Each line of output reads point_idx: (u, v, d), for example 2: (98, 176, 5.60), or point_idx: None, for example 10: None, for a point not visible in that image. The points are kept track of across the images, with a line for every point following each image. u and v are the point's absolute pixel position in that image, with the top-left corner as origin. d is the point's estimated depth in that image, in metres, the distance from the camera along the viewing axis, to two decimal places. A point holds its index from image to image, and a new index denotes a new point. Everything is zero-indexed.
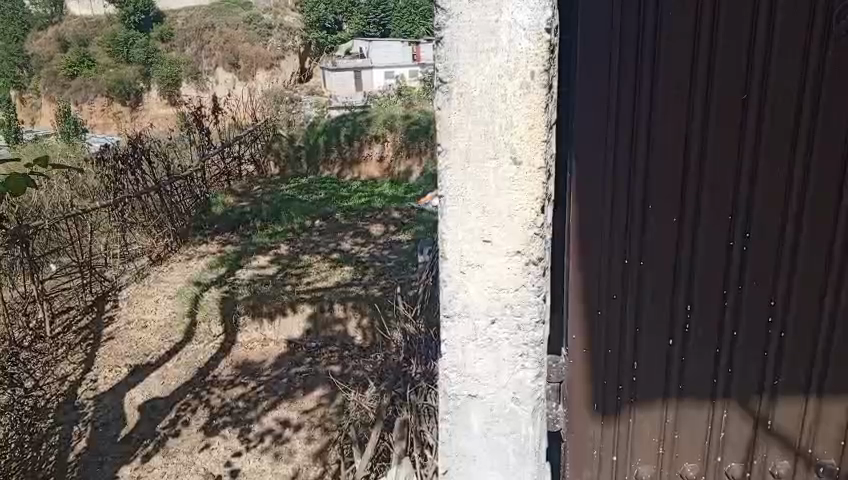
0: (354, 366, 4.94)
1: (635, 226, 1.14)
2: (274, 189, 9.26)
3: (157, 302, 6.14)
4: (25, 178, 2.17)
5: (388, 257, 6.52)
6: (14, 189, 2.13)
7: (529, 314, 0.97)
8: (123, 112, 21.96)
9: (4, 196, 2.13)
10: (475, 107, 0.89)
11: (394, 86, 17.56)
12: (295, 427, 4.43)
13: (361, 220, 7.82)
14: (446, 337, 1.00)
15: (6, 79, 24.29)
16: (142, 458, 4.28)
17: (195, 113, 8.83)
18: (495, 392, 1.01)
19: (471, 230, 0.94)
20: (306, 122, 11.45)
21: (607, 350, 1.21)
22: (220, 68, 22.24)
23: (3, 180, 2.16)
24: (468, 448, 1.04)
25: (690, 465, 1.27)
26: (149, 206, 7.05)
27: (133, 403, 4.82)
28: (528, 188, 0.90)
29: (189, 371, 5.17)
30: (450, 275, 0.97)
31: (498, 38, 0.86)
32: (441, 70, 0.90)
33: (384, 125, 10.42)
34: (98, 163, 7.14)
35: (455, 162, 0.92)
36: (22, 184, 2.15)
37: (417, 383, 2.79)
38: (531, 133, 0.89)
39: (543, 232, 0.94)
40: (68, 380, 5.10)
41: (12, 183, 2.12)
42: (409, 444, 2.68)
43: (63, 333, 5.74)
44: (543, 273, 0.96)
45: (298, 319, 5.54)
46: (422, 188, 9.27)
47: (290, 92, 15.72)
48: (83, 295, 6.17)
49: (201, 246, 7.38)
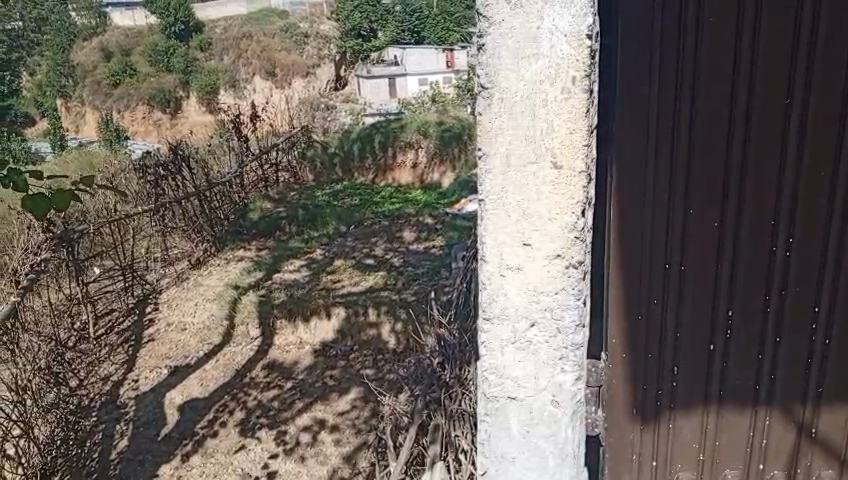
0: (388, 370, 4.96)
1: (675, 228, 1.13)
2: (309, 195, 9.36)
3: (196, 305, 6.26)
4: (71, 193, 2.27)
5: (422, 262, 6.55)
6: (60, 203, 2.22)
7: (568, 317, 0.98)
8: (163, 119, 22.51)
9: (52, 210, 2.23)
10: (517, 112, 0.90)
11: (428, 92, 17.72)
12: (330, 429, 4.48)
13: (395, 225, 7.85)
14: (484, 339, 1.02)
15: (52, 88, 25.11)
16: (181, 457, 4.37)
17: (234, 120, 9.03)
18: (534, 395, 1.02)
19: (510, 234, 0.95)
20: (340, 129, 11.62)
21: (647, 354, 1.20)
22: (258, 77, 22.68)
23: (53, 194, 2.27)
24: (506, 449, 1.05)
25: (731, 471, 1.26)
26: (189, 210, 7.23)
27: (172, 403, 4.93)
28: (569, 193, 0.91)
29: (226, 372, 5.26)
30: (489, 278, 0.98)
31: (540, 44, 0.87)
32: (482, 76, 0.91)
33: (419, 131, 10.50)
34: (140, 169, 7.36)
35: (496, 167, 0.93)
36: (68, 198, 2.24)
37: (450, 388, 2.80)
38: (571, 137, 0.90)
39: (584, 236, 0.94)
40: (111, 381, 5.25)
41: (58, 198, 2.22)
42: (444, 448, 2.69)
43: (106, 334, 5.91)
44: (582, 277, 0.97)
45: (333, 324, 5.60)
46: (455, 194, 9.26)
47: (325, 99, 15.96)
48: (125, 297, 6.34)
49: (238, 250, 7.53)
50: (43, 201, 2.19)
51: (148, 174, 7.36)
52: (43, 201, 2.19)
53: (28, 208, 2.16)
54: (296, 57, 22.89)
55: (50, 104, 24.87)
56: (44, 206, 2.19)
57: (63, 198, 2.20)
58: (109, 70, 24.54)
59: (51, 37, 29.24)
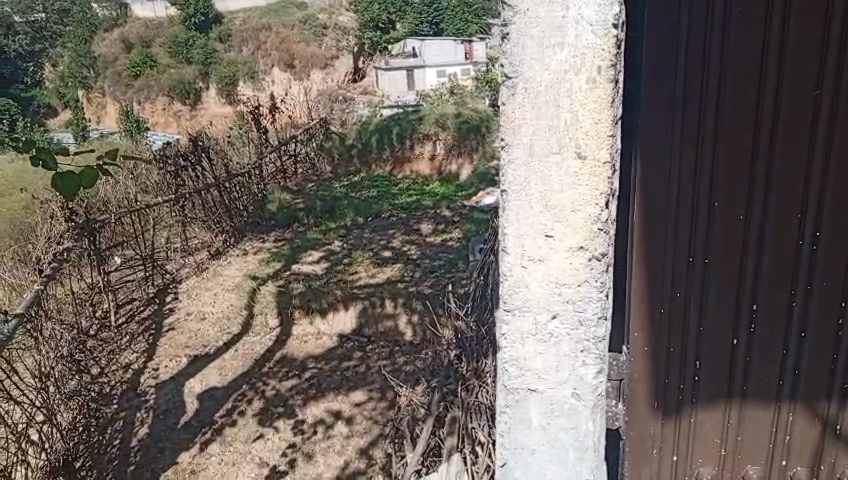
0: (405, 362, 4.98)
1: (700, 221, 1.12)
2: (327, 186, 9.38)
3: (215, 295, 6.31)
4: (99, 171, 2.28)
5: (440, 255, 6.55)
6: (89, 181, 2.25)
7: (590, 310, 0.97)
8: (183, 110, 22.69)
9: (81, 188, 2.25)
10: (541, 102, 0.89)
11: (446, 84, 17.68)
12: (346, 420, 4.50)
13: (413, 218, 7.85)
14: (505, 331, 1.01)
15: (75, 79, 25.41)
16: (201, 445, 4.41)
17: (254, 112, 9.08)
18: (555, 387, 1.02)
19: (533, 225, 0.94)
20: (359, 121, 11.64)
21: (669, 349, 1.19)
22: (277, 69, 22.78)
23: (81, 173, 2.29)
24: (527, 442, 1.05)
25: (752, 468, 1.25)
26: (209, 201, 7.30)
27: (192, 392, 4.99)
28: (593, 184, 0.90)
29: (245, 362, 5.30)
30: (511, 269, 0.97)
31: (566, 33, 0.86)
32: (506, 65, 0.90)
33: (437, 123, 10.49)
34: (161, 160, 7.44)
35: (519, 157, 0.92)
36: (97, 175, 2.26)
37: (468, 381, 2.81)
38: (597, 128, 0.89)
39: (607, 228, 0.94)
40: (131, 369, 5.32)
41: (86, 176, 2.24)
42: (461, 440, 2.69)
43: (127, 322, 5.99)
44: (604, 270, 0.96)
45: (350, 315, 5.62)
46: (473, 187, 9.23)
47: (344, 91, 15.99)
48: (146, 286, 6.41)
49: (257, 241, 7.58)
50: (72, 178, 2.21)
51: (169, 165, 7.44)
52: (72, 178, 2.21)
53: (59, 186, 2.18)
54: (315, 49, 22.94)
55: (73, 95, 25.18)
56: (73, 185, 2.21)
57: (92, 175, 2.22)
58: (131, 61, 24.77)
59: (73, 29, 29.63)
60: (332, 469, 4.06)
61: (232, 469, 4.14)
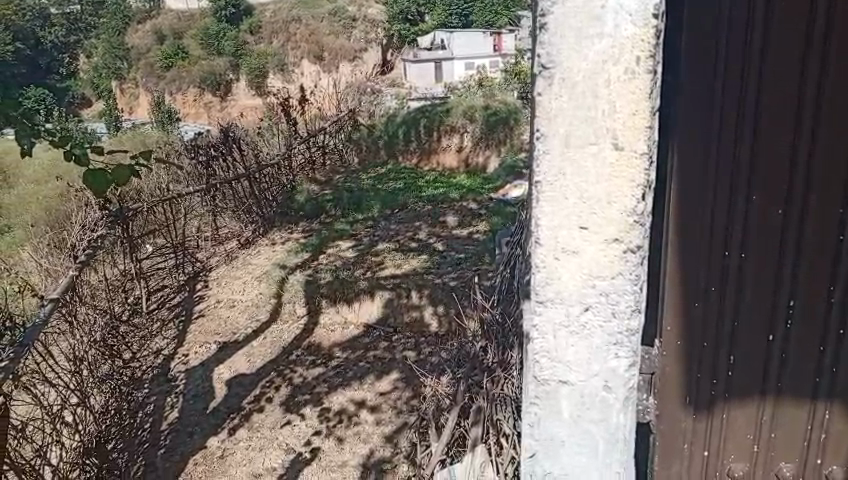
0: (430, 353, 5.00)
1: (736, 218, 1.10)
2: (354, 178, 9.42)
3: (244, 283, 6.39)
4: (130, 169, 2.33)
5: (466, 247, 6.55)
6: (119, 179, 2.29)
7: (624, 302, 0.94)
8: (214, 101, 23.03)
9: (112, 185, 2.30)
10: (578, 92, 0.85)
11: (475, 77, 17.69)
12: (370, 408, 4.55)
13: (439, 209, 7.87)
14: (536, 322, 0.98)
15: (109, 70, 25.90)
16: (229, 430, 4.49)
17: (283, 103, 9.16)
18: (587, 379, 0.99)
19: (567, 217, 0.90)
20: (386, 113, 11.69)
21: (703, 345, 1.18)
22: (306, 61, 22.98)
23: (113, 170, 2.34)
24: (557, 433, 1.03)
25: (786, 465, 1.23)
26: (239, 191, 7.39)
27: (220, 378, 5.07)
28: (630, 176, 0.87)
29: (273, 349, 5.37)
30: (543, 261, 0.94)
31: (604, 23, 0.83)
32: (542, 55, 0.86)
33: (464, 116, 10.51)
34: (193, 150, 7.56)
35: (554, 147, 0.88)
36: (128, 174, 2.30)
37: (493, 371, 2.82)
38: (634, 119, 0.85)
39: (643, 219, 0.90)
40: (162, 354, 5.43)
41: (118, 174, 2.29)
42: (486, 431, 2.70)
43: (158, 308, 6.11)
44: (640, 262, 0.93)
45: (376, 305, 5.65)
46: (500, 179, 9.21)
47: (372, 83, 16.10)
48: (177, 274, 6.53)
49: (285, 230, 7.66)
50: (103, 176, 2.26)
51: (200, 154, 7.55)
52: (103, 176, 2.26)
53: (90, 182, 2.23)
54: (344, 41, 23.07)
55: (107, 86, 25.71)
56: (104, 182, 2.25)
57: (122, 174, 2.26)
58: (163, 52, 25.16)
59: (107, 21, 30.21)
60: (357, 457, 4.11)
61: (259, 455, 4.22)
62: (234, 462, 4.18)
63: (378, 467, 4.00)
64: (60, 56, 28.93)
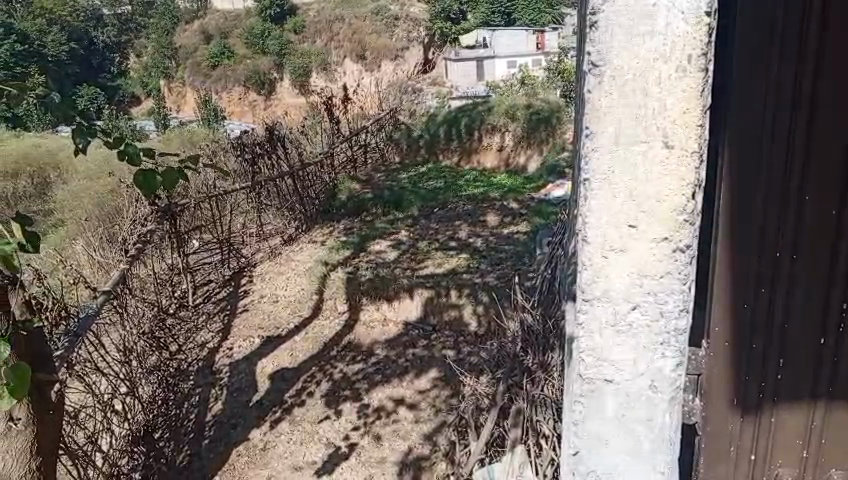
0: (469, 353, 5.02)
1: (789, 218, 1.07)
2: (395, 176, 9.48)
3: (288, 279, 6.50)
4: (179, 172, 2.39)
5: (506, 247, 6.53)
6: (168, 182, 2.35)
7: (672, 302, 0.93)
8: (258, 99, 23.46)
9: (161, 188, 2.36)
10: (628, 90, 0.84)
11: (517, 75, 17.59)
12: (409, 406, 4.58)
13: (480, 208, 7.86)
14: (582, 320, 0.97)
15: (157, 69, 26.60)
16: (271, 423, 4.59)
17: (326, 102, 9.29)
18: (632, 379, 0.98)
19: (615, 215, 0.89)
20: (428, 111, 11.73)
21: (752, 345, 1.14)
22: (349, 60, 23.20)
23: (162, 173, 2.40)
24: (600, 432, 1.02)
25: (836, 471, 1.19)
26: (283, 188, 7.52)
27: (263, 371, 5.17)
28: (679, 174, 0.86)
29: (315, 344, 5.45)
30: (591, 259, 0.93)
31: (656, 21, 0.82)
32: (593, 53, 0.86)
33: (506, 115, 10.46)
34: (239, 147, 7.73)
35: (603, 145, 0.88)
36: (176, 177, 2.36)
37: (533, 372, 2.83)
38: (686, 117, 0.85)
39: (692, 219, 0.89)
40: (207, 348, 5.57)
41: (167, 177, 2.34)
42: (525, 431, 2.69)
43: (204, 302, 6.27)
44: (688, 262, 0.92)
45: (416, 304, 5.68)
46: (541, 179, 9.16)
47: (414, 82, 16.18)
48: (222, 269, 6.70)
49: (327, 228, 7.76)
50: (153, 177, 2.32)
51: (246, 151, 7.72)
52: (152, 177, 2.32)
53: (140, 183, 2.29)
54: (387, 40, 23.22)
55: (155, 85, 26.40)
56: (153, 184, 2.31)
57: (171, 178, 2.31)
58: (210, 52, 25.74)
59: (156, 22, 31.07)
60: (395, 454, 4.14)
61: (300, 448, 4.30)
62: (276, 455, 4.28)
63: (416, 464, 4.03)
64: (111, 56, 29.89)
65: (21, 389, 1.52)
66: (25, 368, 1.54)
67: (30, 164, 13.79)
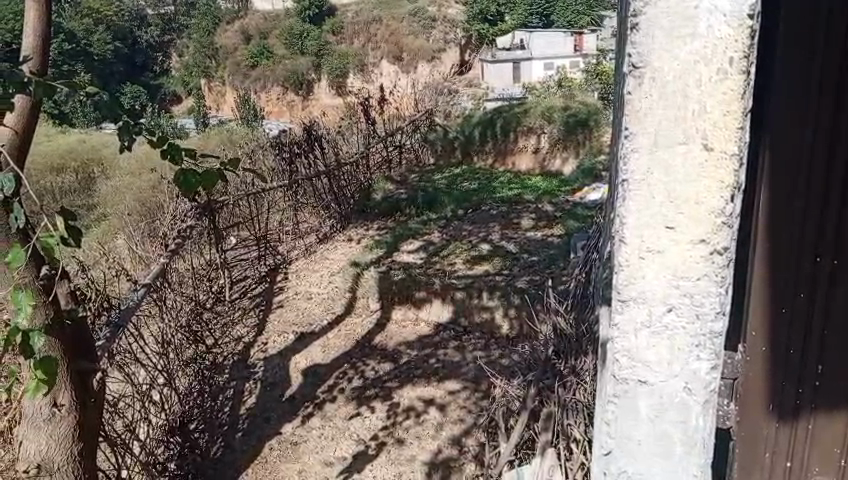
0: (500, 355, 5.02)
1: (831, 223, 1.05)
2: (429, 177, 9.51)
3: (322, 277, 6.58)
4: (218, 173, 2.43)
5: (540, 250, 6.51)
6: (207, 182, 2.39)
7: (709, 304, 0.93)
8: (296, 100, 23.82)
9: (200, 187, 2.41)
10: (668, 92, 0.85)
11: (555, 78, 17.53)
12: (439, 406, 4.60)
13: (514, 210, 7.85)
14: (617, 320, 0.97)
15: (198, 69, 27.21)
16: (303, 418, 4.65)
17: (363, 103, 9.39)
18: (666, 380, 0.98)
19: (652, 216, 0.90)
20: (463, 113, 11.75)
21: (789, 350, 1.13)
22: (385, 61, 23.38)
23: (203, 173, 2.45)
24: (633, 432, 1.02)
25: None
26: (318, 188, 7.62)
27: (297, 367, 5.25)
28: (719, 175, 0.86)
29: (347, 342, 5.51)
30: (627, 260, 0.94)
31: (697, 23, 0.83)
32: (633, 55, 0.87)
33: (542, 117, 10.43)
34: (277, 146, 7.88)
35: (643, 146, 0.88)
36: (216, 179, 2.40)
37: (565, 376, 2.83)
38: (725, 119, 0.85)
39: (731, 221, 0.89)
40: (242, 342, 5.68)
41: (207, 177, 2.39)
42: (555, 436, 2.69)
43: (241, 297, 6.41)
44: (726, 264, 0.92)
45: (447, 305, 5.70)
46: (577, 182, 9.08)
47: (450, 84, 16.25)
48: (258, 266, 6.82)
49: (361, 227, 7.84)
50: (193, 177, 2.36)
51: (284, 150, 7.86)
52: (193, 177, 2.36)
53: (180, 182, 2.34)
54: (424, 41, 23.33)
55: (196, 84, 27.01)
56: (193, 183, 2.36)
57: (210, 178, 2.35)
58: (250, 52, 26.20)
59: (198, 22, 31.77)
60: (425, 453, 4.17)
61: (331, 444, 4.36)
62: (307, 449, 4.33)
63: (445, 464, 4.05)
64: (154, 55, 30.68)
65: (48, 378, 1.74)
66: (52, 361, 1.73)
67: (76, 159, 14.22)
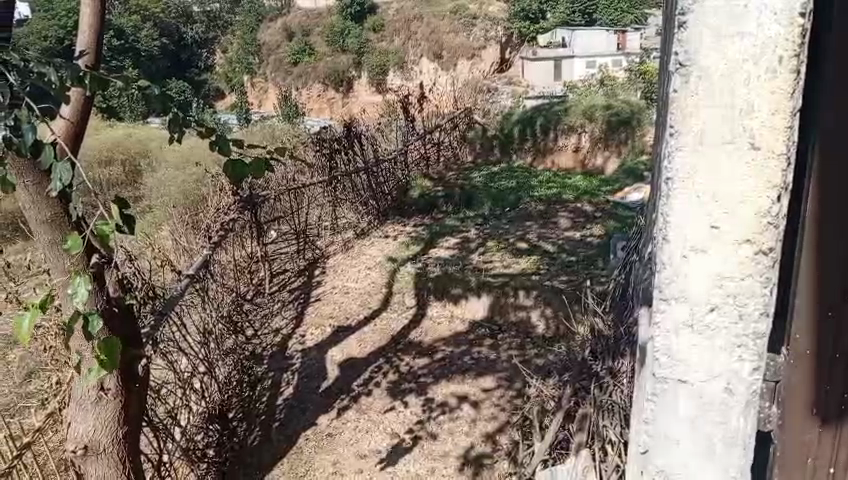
0: (536, 354, 4.99)
1: None
2: (467, 175, 9.50)
3: (358, 272, 6.65)
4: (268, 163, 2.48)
5: (578, 250, 6.45)
6: (257, 171, 2.45)
7: (753, 305, 0.92)
8: (336, 97, 24.04)
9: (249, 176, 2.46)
10: (714, 90, 0.85)
11: (597, 76, 17.29)
12: (474, 403, 4.61)
13: (552, 210, 7.77)
14: (659, 319, 0.97)
15: (242, 66, 27.71)
16: (338, 410, 4.71)
17: (403, 100, 9.43)
18: (707, 381, 0.97)
19: (697, 215, 0.90)
20: (502, 111, 11.73)
21: (834, 353, 1.11)
22: (425, 58, 23.36)
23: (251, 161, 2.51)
24: (671, 432, 1.02)
25: None
26: (357, 184, 7.69)
27: (333, 360, 5.31)
28: (766, 175, 0.86)
29: (383, 336, 5.55)
30: (671, 258, 0.93)
31: (747, 22, 0.83)
32: (681, 53, 0.86)
33: (584, 116, 10.28)
34: (317, 142, 7.99)
35: (688, 145, 0.88)
36: (264, 167, 2.46)
37: (602, 377, 2.81)
38: (773, 119, 0.84)
39: (777, 222, 0.89)
40: (281, 334, 5.77)
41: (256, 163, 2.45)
42: (590, 437, 2.68)
43: (279, 290, 6.52)
44: (772, 265, 0.91)
45: (483, 303, 5.69)
46: (618, 182, 8.95)
47: (490, 82, 16.21)
48: (297, 259, 6.91)
49: (398, 224, 7.88)
50: (243, 166, 2.42)
51: (324, 146, 7.97)
52: (243, 165, 2.42)
53: (231, 171, 2.40)
54: (464, 39, 23.24)
55: (239, 80, 27.50)
56: (243, 172, 2.42)
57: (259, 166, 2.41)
58: (291, 49, 26.51)
59: (242, 19, 32.25)
60: (459, 449, 4.18)
61: (365, 436, 4.40)
62: (342, 441, 4.39)
63: (479, 461, 4.05)
64: (199, 52, 31.32)
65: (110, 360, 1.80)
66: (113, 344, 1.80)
67: (123, 151, 14.60)
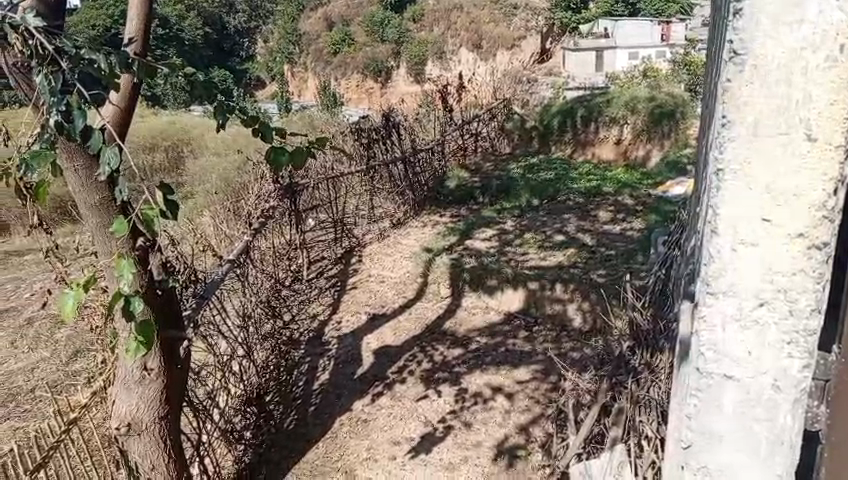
0: (572, 348, 4.94)
1: None
2: (505, 166, 9.44)
3: (394, 261, 6.70)
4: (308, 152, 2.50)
5: (617, 244, 6.35)
6: (297, 161, 2.47)
7: (804, 301, 0.92)
8: (375, 87, 24.04)
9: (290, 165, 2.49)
10: (771, 80, 0.86)
11: (641, 67, 16.89)
12: (507, 394, 4.60)
13: (592, 203, 7.65)
14: (705, 312, 0.98)
15: (282, 55, 27.94)
16: (372, 396, 4.76)
17: (442, 90, 9.39)
18: (754, 376, 0.97)
19: (748, 208, 0.91)
20: (541, 102, 11.60)
21: None
22: (465, 47, 23.16)
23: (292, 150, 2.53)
24: (716, 427, 1.03)
25: None
26: (394, 174, 7.70)
27: (368, 347, 5.35)
28: (822, 168, 0.86)
29: (417, 325, 5.58)
30: (720, 252, 0.94)
31: (806, 10, 0.83)
32: (736, 42, 0.88)
33: (626, 108, 10.06)
34: (356, 132, 8.04)
35: (741, 135, 0.89)
36: (305, 156, 2.49)
37: (640, 372, 2.77)
38: (833, 109, 0.85)
39: (832, 215, 0.89)
40: (317, 319, 5.84)
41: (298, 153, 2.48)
42: (626, 432, 2.65)
43: (317, 278, 6.60)
44: (825, 260, 0.91)
45: (519, 295, 5.67)
46: (661, 176, 8.77)
47: (529, 73, 16.02)
48: (334, 247, 6.97)
49: (435, 214, 7.87)
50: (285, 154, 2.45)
51: (363, 136, 8.01)
52: (284, 154, 2.45)
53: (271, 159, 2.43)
54: (504, 29, 22.97)
55: (280, 70, 27.73)
56: (282, 161, 2.44)
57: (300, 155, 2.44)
58: (331, 38, 26.59)
59: (283, 8, 32.48)
60: (492, 439, 4.18)
61: (399, 423, 4.43)
62: (376, 427, 4.43)
63: (512, 452, 4.04)
64: (241, 41, 31.69)
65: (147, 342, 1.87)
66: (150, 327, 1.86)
67: (167, 138, 14.86)
